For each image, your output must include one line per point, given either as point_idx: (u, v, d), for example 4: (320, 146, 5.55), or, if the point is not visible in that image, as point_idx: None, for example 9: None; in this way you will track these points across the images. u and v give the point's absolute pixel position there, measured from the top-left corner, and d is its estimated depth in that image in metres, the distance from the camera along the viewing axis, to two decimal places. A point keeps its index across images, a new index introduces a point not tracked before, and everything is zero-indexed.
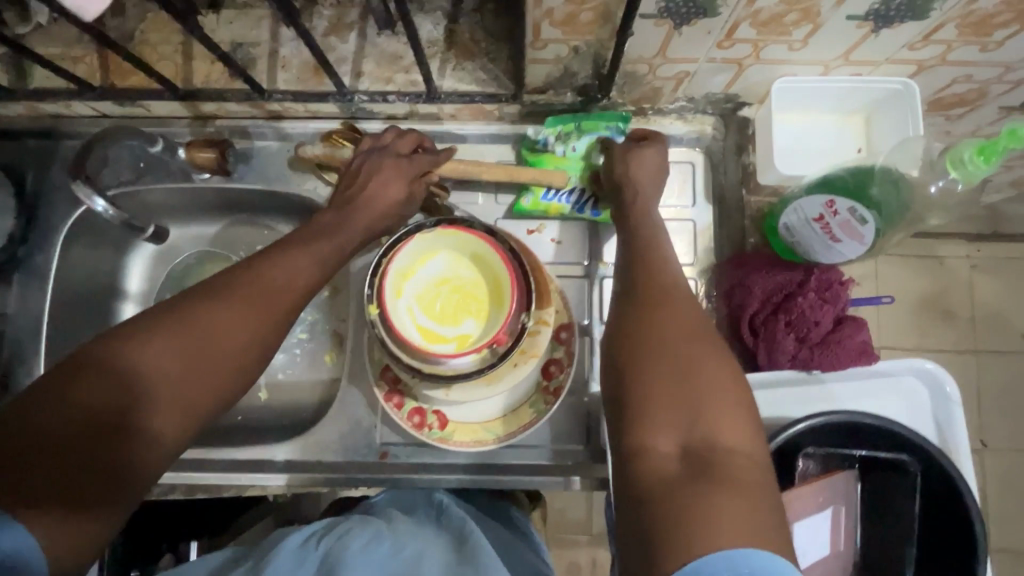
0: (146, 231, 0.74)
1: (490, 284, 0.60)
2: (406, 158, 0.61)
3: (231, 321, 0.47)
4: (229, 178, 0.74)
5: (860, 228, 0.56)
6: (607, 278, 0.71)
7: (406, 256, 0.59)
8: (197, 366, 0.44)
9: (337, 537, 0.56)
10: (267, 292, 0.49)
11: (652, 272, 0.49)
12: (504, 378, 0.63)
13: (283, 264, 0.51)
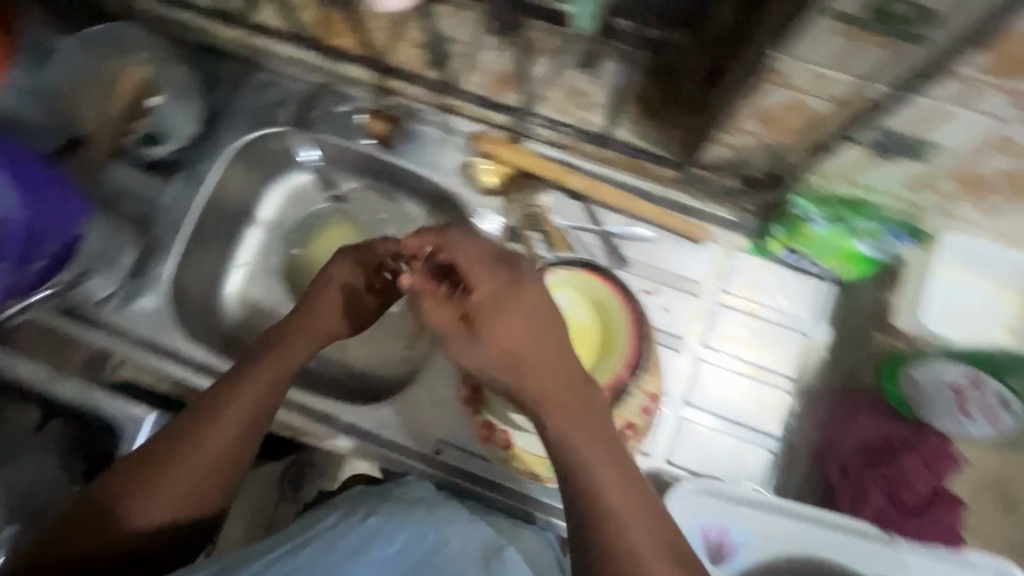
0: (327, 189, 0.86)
1: (602, 336, 0.61)
2: (332, 269, 0.64)
3: (215, 440, 0.55)
4: (386, 152, 0.77)
5: (998, 412, 0.59)
6: (701, 358, 0.72)
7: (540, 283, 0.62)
8: (189, 471, 0.54)
9: (381, 520, 0.56)
10: (244, 410, 0.56)
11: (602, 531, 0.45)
12: None
13: (256, 382, 0.57)
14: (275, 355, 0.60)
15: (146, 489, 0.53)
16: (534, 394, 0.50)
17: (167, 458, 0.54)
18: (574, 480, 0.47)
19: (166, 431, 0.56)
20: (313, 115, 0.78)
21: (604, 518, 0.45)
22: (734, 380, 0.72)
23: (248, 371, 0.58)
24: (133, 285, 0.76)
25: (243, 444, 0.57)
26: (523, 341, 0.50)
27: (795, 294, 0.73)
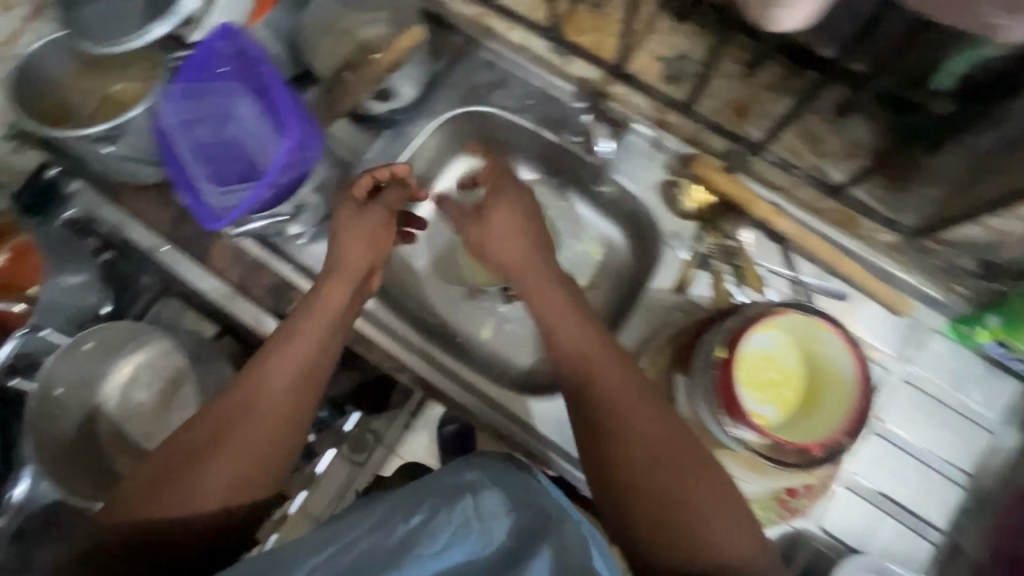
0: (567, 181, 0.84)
1: (806, 385, 0.59)
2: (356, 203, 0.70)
3: (265, 410, 0.57)
4: (590, 154, 0.78)
5: None
6: (876, 435, 0.68)
7: (773, 321, 0.58)
8: (244, 449, 0.55)
9: (423, 515, 0.48)
10: (291, 385, 0.59)
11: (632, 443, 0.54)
12: (768, 475, 0.59)
13: (298, 349, 0.60)
14: (314, 321, 0.62)
15: (199, 469, 0.54)
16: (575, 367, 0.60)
17: (215, 435, 0.56)
18: (598, 409, 0.57)
19: (209, 413, 0.57)
20: (528, 105, 0.81)
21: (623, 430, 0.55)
22: (906, 465, 0.68)
23: (285, 342, 0.60)
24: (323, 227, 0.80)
25: (292, 412, 0.58)
26: (566, 311, 0.64)
27: (990, 391, 0.69)
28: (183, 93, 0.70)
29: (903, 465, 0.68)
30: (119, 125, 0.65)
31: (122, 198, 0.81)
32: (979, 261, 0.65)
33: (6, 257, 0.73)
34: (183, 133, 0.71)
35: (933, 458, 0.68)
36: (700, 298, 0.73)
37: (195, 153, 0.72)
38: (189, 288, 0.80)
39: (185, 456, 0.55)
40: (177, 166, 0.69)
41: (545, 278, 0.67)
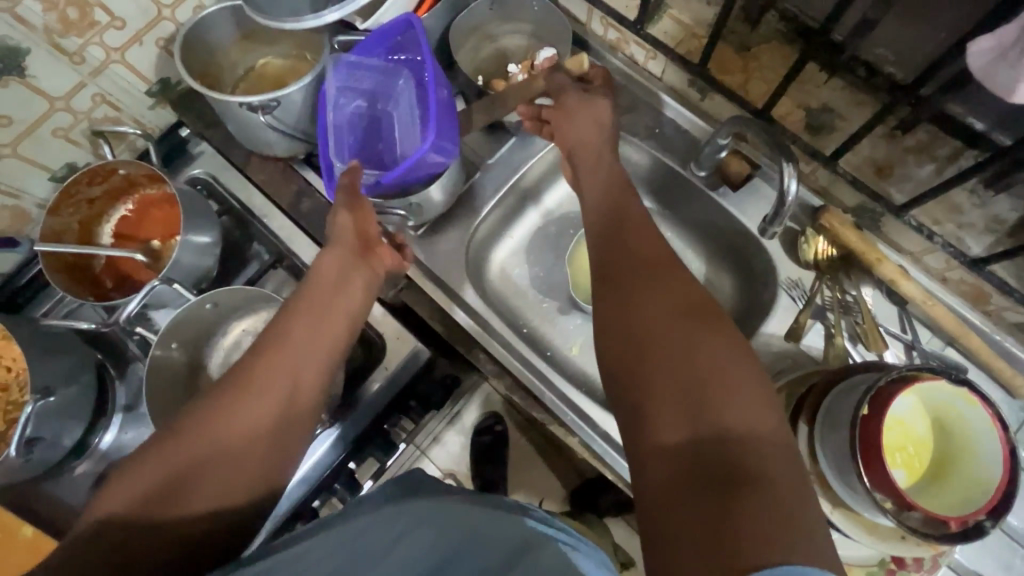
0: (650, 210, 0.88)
1: (932, 458, 0.58)
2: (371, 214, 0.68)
3: (267, 398, 0.55)
4: (714, 190, 0.79)
5: None
6: None
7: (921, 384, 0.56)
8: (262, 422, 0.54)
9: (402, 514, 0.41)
10: (312, 360, 0.60)
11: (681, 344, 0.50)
12: (886, 540, 0.57)
13: (299, 336, 0.60)
14: (316, 309, 0.63)
15: (212, 442, 0.51)
16: (627, 300, 0.55)
17: (213, 422, 0.52)
18: (644, 323, 0.52)
19: (203, 408, 0.54)
20: (655, 133, 0.82)
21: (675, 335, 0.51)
22: (1015, 554, 0.65)
23: (284, 330, 0.60)
24: (440, 224, 0.82)
25: (293, 408, 0.56)
26: (642, 251, 0.59)
27: None
28: (352, 64, 0.71)
29: (1012, 554, 0.65)
30: (274, 99, 0.68)
31: (251, 169, 0.84)
32: None
33: (133, 206, 0.79)
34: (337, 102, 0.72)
35: None
36: (811, 349, 0.74)
37: (343, 126, 0.73)
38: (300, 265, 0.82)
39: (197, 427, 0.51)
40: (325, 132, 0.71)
41: (615, 222, 0.64)
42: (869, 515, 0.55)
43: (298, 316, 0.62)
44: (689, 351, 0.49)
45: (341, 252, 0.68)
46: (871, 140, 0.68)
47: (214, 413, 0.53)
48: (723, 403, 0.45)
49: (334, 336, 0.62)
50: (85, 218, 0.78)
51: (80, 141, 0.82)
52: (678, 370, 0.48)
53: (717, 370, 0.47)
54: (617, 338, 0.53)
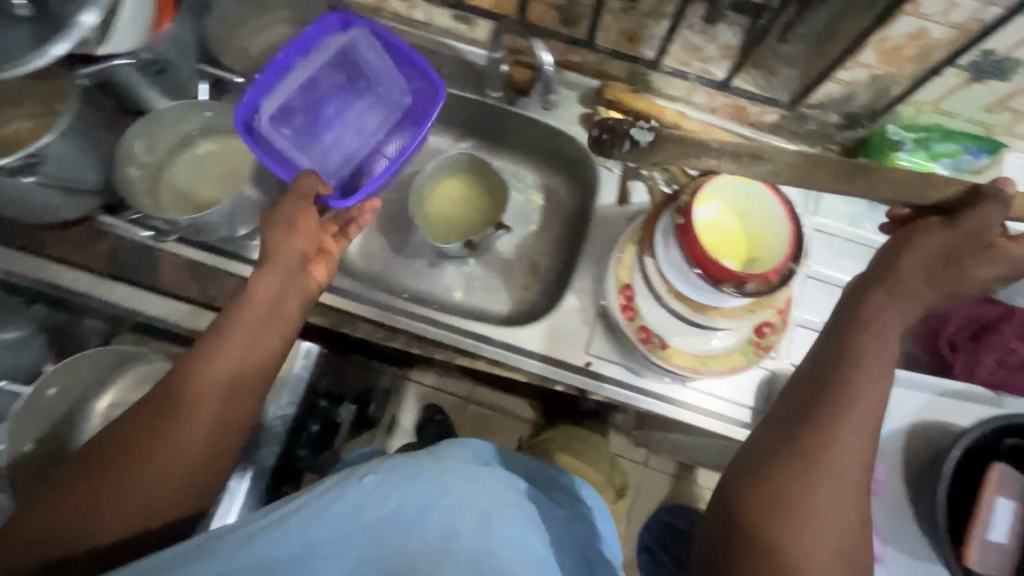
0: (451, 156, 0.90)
1: (748, 239, 0.69)
2: (293, 235, 0.67)
3: (197, 401, 0.58)
4: (511, 105, 0.87)
5: None
6: (807, 277, 0.82)
7: (709, 188, 0.68)
8: (182, 448, 0.56)
9: (378, 480, 0.54)
10: (233, 372, 0.60)
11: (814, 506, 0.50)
12: (740, 316, 0.69)
13: (236, 344, 0.61)
14: (254, 321, 0.63)
15: (137, 454, 0.55)
16: (811, 435, 0.52)
17: (148, 415, 0.57)
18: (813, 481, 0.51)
19: (155, 402, 0.58)
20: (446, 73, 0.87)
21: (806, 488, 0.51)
22: (834, 290, 0.81)
23: (223, 336, 0.61)
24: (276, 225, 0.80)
25: (231, 409, 0.60)
26: (853, 394, 0.53)
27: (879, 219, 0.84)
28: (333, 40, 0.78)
29: (832, 292, 0.81)
30: (31, 153, 0.62)
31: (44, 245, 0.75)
32: (841, 114, 0.78)
33: None
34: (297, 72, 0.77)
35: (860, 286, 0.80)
36: (639, 203, 0.83)
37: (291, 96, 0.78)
38: (144, 319, 0.76)
39: (139, 423, 0.57)
40: (260, 82, 0.75)
41: (876, 340, 0.55)
42: (720, 301, 0.67)
43: (237, 321, 0.62)
44: (818, 492, 0.50)
45: (273, 271, 0.65)
46: (612, 15, 0.77)
47: (165, 406, 0.57)
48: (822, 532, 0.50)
49: (265, 347, 0.63)
50: None
51: None
52: (808, 508, 0.50)
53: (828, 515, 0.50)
54: (787, 464, 0.52)
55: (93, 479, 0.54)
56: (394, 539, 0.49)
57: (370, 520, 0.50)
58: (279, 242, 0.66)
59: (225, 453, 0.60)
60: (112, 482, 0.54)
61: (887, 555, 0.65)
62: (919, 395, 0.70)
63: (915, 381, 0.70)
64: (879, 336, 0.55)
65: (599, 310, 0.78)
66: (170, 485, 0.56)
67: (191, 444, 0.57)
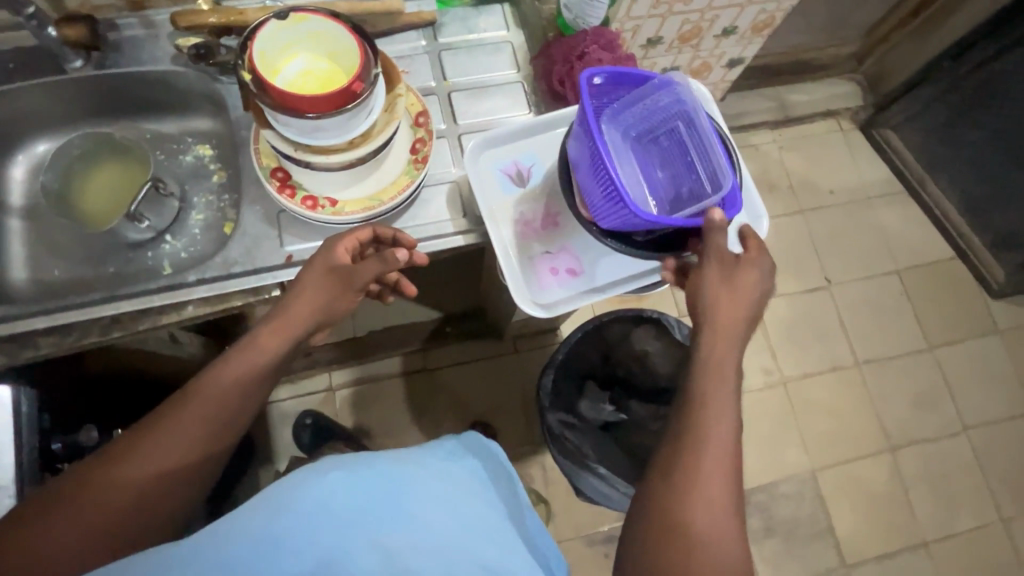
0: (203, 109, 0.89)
1: (347, 70, 0.71)
2: (302, 286, 0.67)
3: (178, 435, 0.59)
4: (100, 67, 0.82)
5: None
6: (453, 93, 0.87)
7: (271, 45, 0.70)
8: (154, 466, 0.57)
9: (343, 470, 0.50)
10: (218, 410, 0.61)
11: (693, 499, 0.56)
12: (373, 140, 0.72)
13: (233, 386, 0.62)
14: (233, 371, 0.63)
15: (123, 465, 0.56)
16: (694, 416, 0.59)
17: (141, 441, 0.58)
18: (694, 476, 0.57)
19: (140, 431, 0.59)
20: (12, 67, 0.80)
21: (690, 474, 0.57)
22: (480, 91, 0.87)
23: (211, 387, 0.62)
24: None
25: (208, 449, 0.61)
26: (717, 394, 0.60)
27: (490, 17, 0.91)
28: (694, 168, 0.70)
29: (477, 93, 0.87)
30: None
31: None
32: None
33: None
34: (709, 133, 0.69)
35: (506, 73, 0.88)
36: None
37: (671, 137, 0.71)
38: None
39: (127, 447, 0.58)
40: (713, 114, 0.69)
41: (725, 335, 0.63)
42: (351, 131, 0.70)
43: (227, 370, 0.63)
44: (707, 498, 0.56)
45: (279, 332, 0.66)
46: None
47: (124, 450, 0.58)
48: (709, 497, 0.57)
49: (248, 397, 0.64)
50: None
51: None
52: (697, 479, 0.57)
53: (709, 524, 0.56)
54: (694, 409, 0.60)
55: (69, 489, 0.54)
56: (354, 516, 0.46)
57: (334, 518, 0.46)
58: (295, 289, 0.67)
59: (192, 483, 0.60)
60: (86, 488, 0.55)
61: (584, 266, 0.74)
62: (553, 131, 0.79)
63: (543, 123, 0.78)
64: (728, 335, 0.63)
65: (277, 208, 0.79)
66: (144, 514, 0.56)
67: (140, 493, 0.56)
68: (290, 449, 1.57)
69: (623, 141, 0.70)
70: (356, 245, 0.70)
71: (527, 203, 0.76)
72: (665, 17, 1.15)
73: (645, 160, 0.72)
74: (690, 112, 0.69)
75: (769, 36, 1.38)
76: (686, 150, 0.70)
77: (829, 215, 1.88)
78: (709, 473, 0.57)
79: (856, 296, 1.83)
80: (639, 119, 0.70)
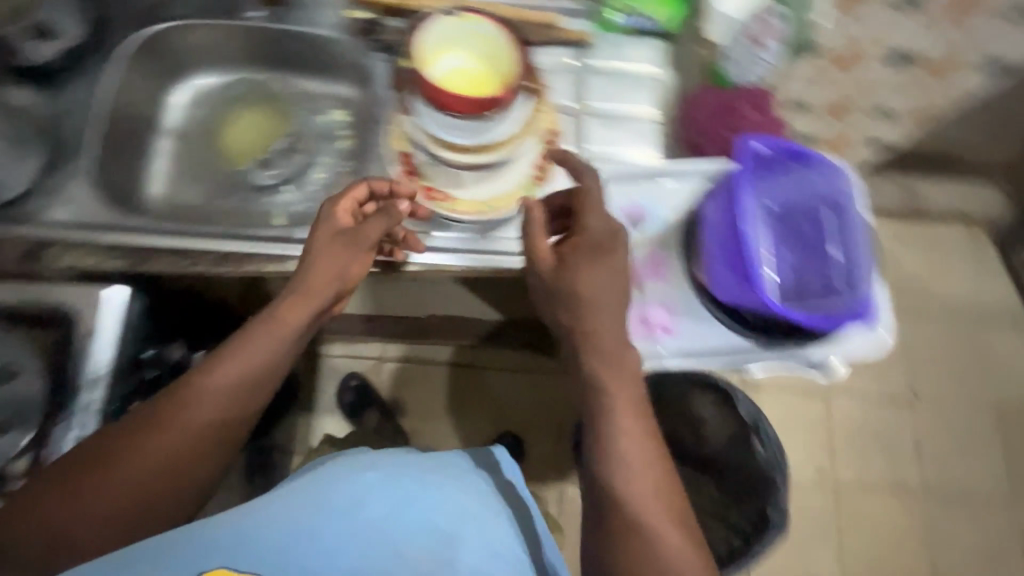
0: (353, 80, 0.93)
1: (499, 78, 0.72)
2: (329, 250, 0.68)
3: (194, 413, 0.63)
4: (272, 22, 0.88)
5: (772, 26, 0.78)
6: (587, 117, 0.86)
7: (439, 38, 0.72)
8: (169, 444, 0.61)
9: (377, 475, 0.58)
10: (231, 389, 0.64)
11: (627, 517, 0.59)
12: (502, 149, 0.73)
13: (251, 358, 0.65)
14: (247, 358, 0.65)
15: (140, 441, 0.61)
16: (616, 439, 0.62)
17: (155, 418, 0.62)
18: (625, 496, 0.60)
19: (155, 410, 0.62)
20: (202, 4, 0.87)
21: (623, 494, 0.60)
22: (615, 121, 0.86)
23: (229, 361, 0.65)
24: (55, 185, 0.79)
25: (222, 423, 0.64)
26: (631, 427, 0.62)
27: (642, 52, 0.90)
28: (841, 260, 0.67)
29: (612, 123, 0.86)
30: None
31: None
32: None
33: None
34: (856, 226, 0.67)
35: (645, 109, 0.87)
36: None
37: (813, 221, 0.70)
38: None
39: (144, 424, 0.61)
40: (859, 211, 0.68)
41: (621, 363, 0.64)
42: (483, 137, 0.72)
43: (252, 346, 0.66)
44: (655, 520, 0.58)
45: (300, 303, 0.67)
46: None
47: (141, 427, 0.61)
48: (654, 524, 0.58)
49: (269, 369, 0.67)
50: None
51: None
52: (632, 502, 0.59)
53: (665, 542, 0.57)
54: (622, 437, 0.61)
55: (91, 466, 0.59)
56: (384, 520, 0.53)
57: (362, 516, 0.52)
58: (318, 267, 0.67)
59: (207, 460, 0.64)
60: (107, 463, 0.59)
61: (678, 326, 0.72)
62: (679, 181, 0.76)
63: (672, 171, 0.76)
64: (633, 373, 0.64)
65: None
66: (160, 488, 0.61)
67: (156, 468, 0.61)
68: (329, 403, 1.63)
69: (766, 214, 0.70)
70: (355, 205, 0.71)
71: (637, 248, 0.74)
72: (819, 84, 1.09)
73: (784, 238, 0.70)
74: (844, 204, 0.68)
75: (924, 125, 1.27)
76: (831, 239, 0.68)
77: (933, 323, 1.73)
78: (645, 499, 0.60)
79: (941, 419, 1.67)
80: (786, 198, 0.70)
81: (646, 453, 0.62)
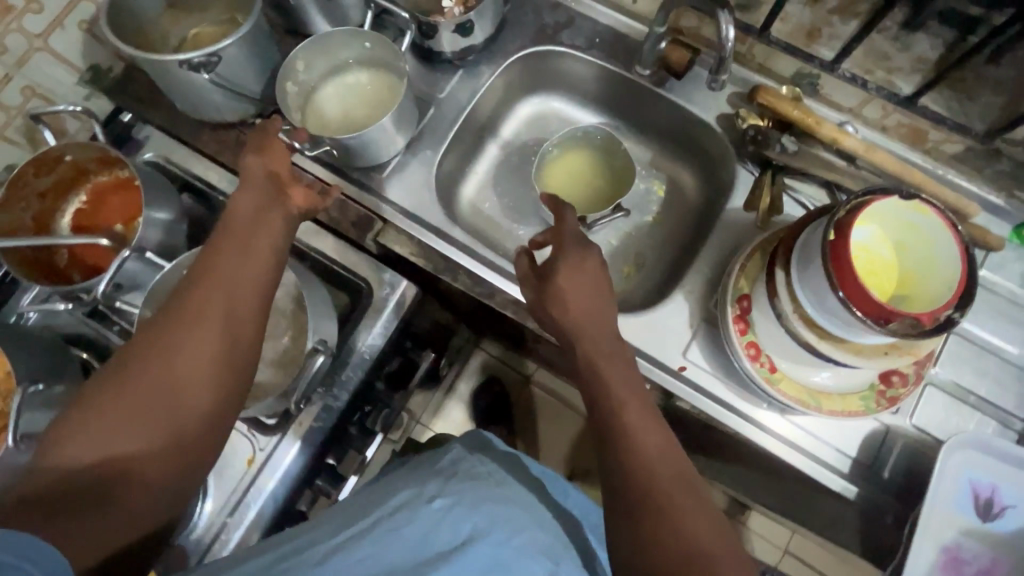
0: (698, 168, 0.88)
1: (900, 276, 0.61)
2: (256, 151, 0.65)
3: (230, 285, 0.56)
4: (658, 86, 0.83)
5: None
6: (957, 336, 0.72)
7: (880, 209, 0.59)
8: (203, 325, 0.53)
9: (447, 501, 0.49)
10: (238, 249, 0.59)
11: (645, 493, 0.49)
12: (869, 356, 0.62)
13: (255, 226, 0.60)
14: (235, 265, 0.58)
15: (180, 325, 0.53)
16: (617, 430, 0.53)
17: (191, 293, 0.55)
18: (641, 479, 0.50)
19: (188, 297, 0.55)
20: (597, 43, 0.84)
21: (621, 483, 0.51)
22: (985, 357, 0.71)
23: (230, 228, 0.60)
24: (401, 163, 0.82)
25: (248, 304, 0.57)
26: (637, 419, 0.54)
27: None
28: None
29: (981, 357, 0.71)
30: (211, 54, 0.66)
31: (204, 139, 0.83)
32: None
33: (88, 196, 0.78)
34: None
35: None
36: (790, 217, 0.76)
37: None
38: None
39: (185, 303, 0.55)
40: None
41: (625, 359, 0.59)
42: (853, 335, 0.60)
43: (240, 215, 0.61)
44: (655, 488, 0.49)
45: (259, 193, 0.63)
46: (797, 5, 0.69)
47: (181, 312, 0.54)
48: (678, 509, 0.48)
49: (264, 238, 0.60)
50: (40, 211, 0.77)
51: (20, 141, 0.83)
52: (638, 473, 0.51)
53: (696, 530, 0.47)
54: (636, 419, 0.54)
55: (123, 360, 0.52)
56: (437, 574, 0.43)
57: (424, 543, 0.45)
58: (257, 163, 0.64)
59: (235, 362, 0.54)
60: (145, 349, 0.52)
61: None
62: None
63: None
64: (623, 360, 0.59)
65: (704, 315, 0.75)
66: (184, 385, 0.51)
67: (181, 354, 0.52)
68: None
69: None
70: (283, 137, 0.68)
71: (970, 540, 0.61)
72: None
73: None
74: None
75: None
76: None
77: None
78: (639, 463, 0.51)
79: None
80: None
81: (624, 444, 0.52)
